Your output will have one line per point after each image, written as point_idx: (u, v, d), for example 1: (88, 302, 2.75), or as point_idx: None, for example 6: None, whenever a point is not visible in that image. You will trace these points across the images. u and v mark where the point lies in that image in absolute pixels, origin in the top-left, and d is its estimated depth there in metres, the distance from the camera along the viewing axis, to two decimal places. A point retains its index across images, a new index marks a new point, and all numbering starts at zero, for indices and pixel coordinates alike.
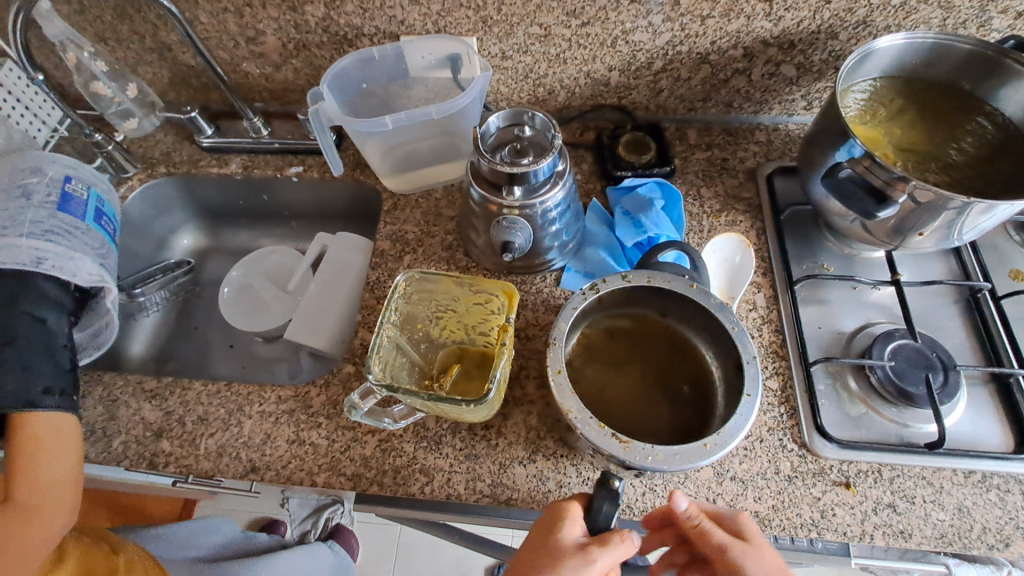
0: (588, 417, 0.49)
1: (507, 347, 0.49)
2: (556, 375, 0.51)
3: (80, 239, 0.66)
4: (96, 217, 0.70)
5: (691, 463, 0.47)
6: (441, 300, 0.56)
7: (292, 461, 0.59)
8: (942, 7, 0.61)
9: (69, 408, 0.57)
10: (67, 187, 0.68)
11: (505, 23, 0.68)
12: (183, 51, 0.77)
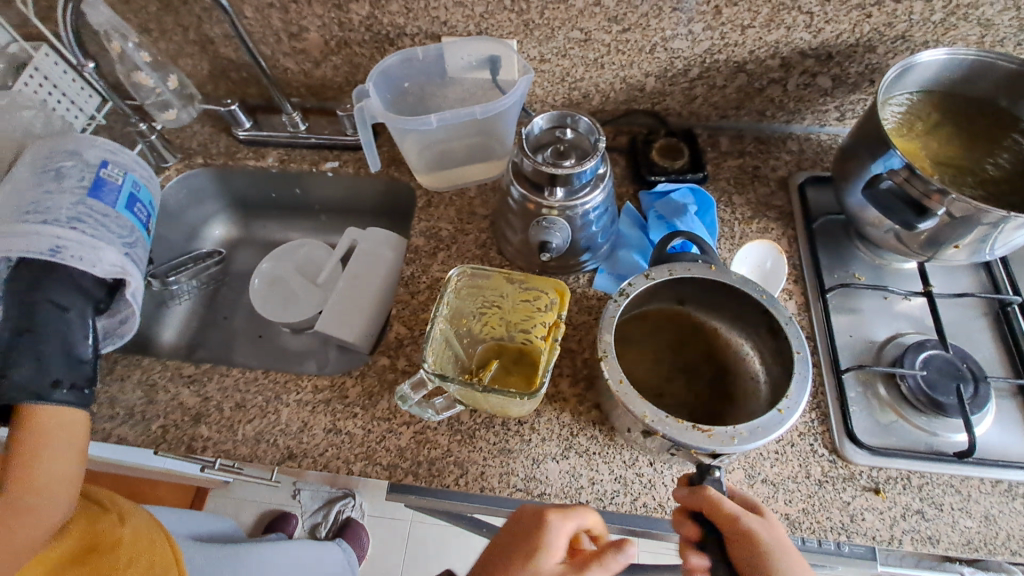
0: (663, 416, 0.47)
1: (556, 344, 0.51)
2: (619, 385, 0.49)
3: (105, 227, 0.64)
4: (127, 204, 0.68)
5: (775, 432, 0.46)
6: (487, 296, 0.57)
7: (328, 449, 0.60)
8: (980, 24, 0.62)
9: (78, 403, 0.57)
10: (101, 171, 0.66)
11: (546, 27, 0.69)
12: (226, 45, 0.78)
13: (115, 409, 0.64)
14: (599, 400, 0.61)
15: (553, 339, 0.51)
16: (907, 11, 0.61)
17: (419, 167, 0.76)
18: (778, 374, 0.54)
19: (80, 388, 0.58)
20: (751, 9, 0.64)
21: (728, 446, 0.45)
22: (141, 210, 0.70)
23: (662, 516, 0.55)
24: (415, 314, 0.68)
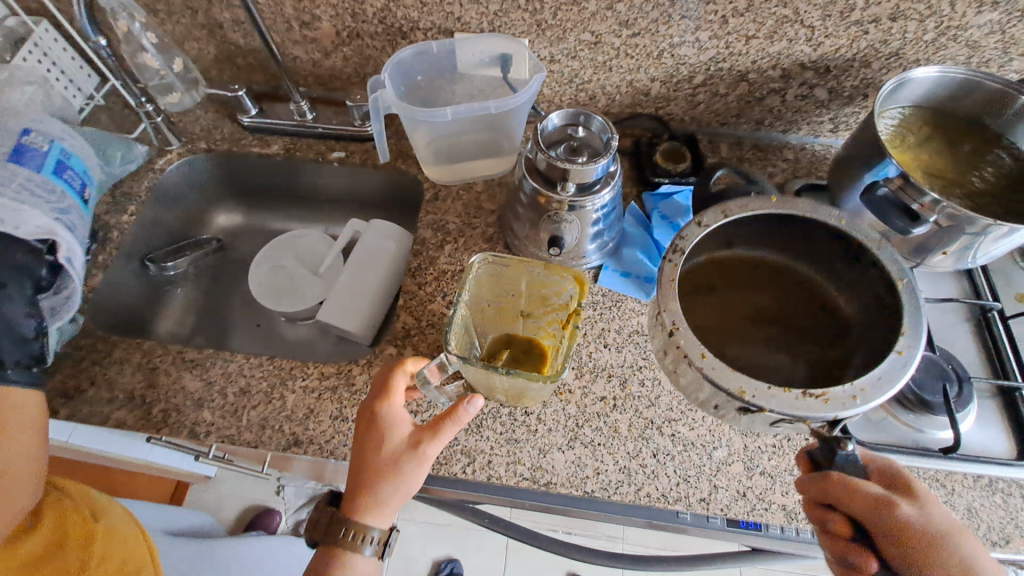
0: (767, 389, 0.46)
1: (576, 330, 0.52)
2: (703, 359, 0.47)
3: (27, 190, 0.62)
4: (56, 170, 0.66)
5: (900, 376, 0.45)
6: (506, 285, 0.58)
7: (335, 436, 0.60)
8: (969, 46, 0.65)
9: (30, 383, 0.52)
10: (24, 138, 0.64)
11: (559, 28, 0.70)
12: (234, 31, 0.78)
13: (113, 393, 0.63)
14: (604, 393, 0.62)
15: (570, 326, 0.53)
16: (902, 30, 0.65)
17: (428, 159, 0.76)
18: (871, 308, 0.53)
19: (27, 365, 0.53)
20: (756, 20, 0.66)
21: (851, 408, 0.44)
22: (74, 176, 0.68)
23: (666, 505, 0.57)
24: (423, 304, 0.68)
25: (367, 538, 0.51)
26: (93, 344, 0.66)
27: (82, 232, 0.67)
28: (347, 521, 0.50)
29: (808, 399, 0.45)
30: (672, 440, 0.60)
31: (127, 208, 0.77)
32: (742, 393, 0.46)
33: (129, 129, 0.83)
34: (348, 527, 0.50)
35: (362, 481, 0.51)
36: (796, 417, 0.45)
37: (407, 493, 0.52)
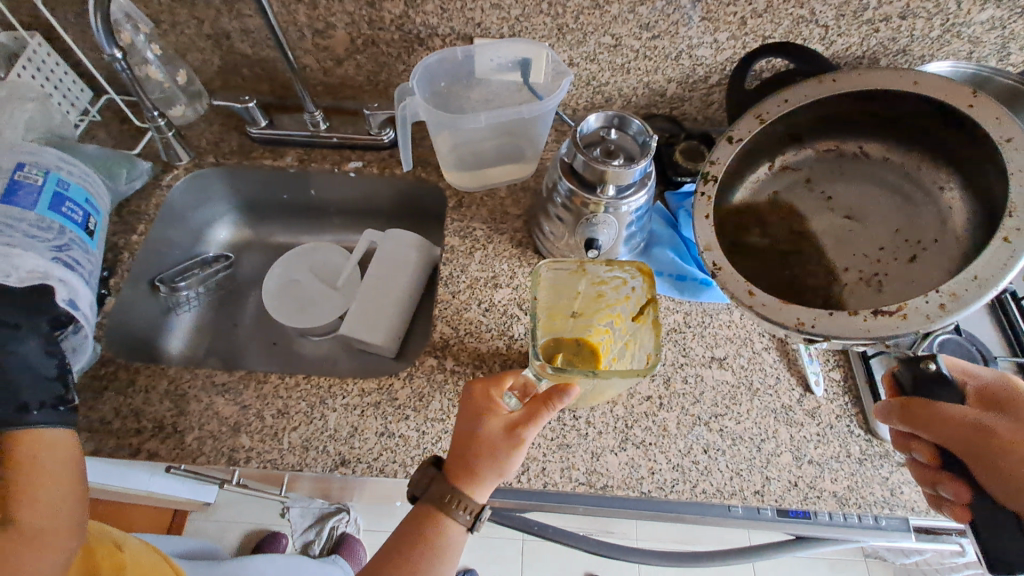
0: (822, 313, 0.45)
1: (655, 321, 0.51)
2: (751, 298, 0.48)
3: (22, 234, 0.53)
4: (52, 204, 0.57)
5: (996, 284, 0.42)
6: (563, 287, 0.57)
7: (383, 453, 0.59)
8: (971, 41, 0.69)
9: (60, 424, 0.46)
10: (17, 174, 0.55)
11: (579, 31, 0.71)
12: (242, 40, 0.75)
13: (141, 423, 0.60)
14: (649, 392, 0.63)
15: (653, 318, 0.51)
16: (910, 28, 0.67)
17: (450, 165, 0.75)
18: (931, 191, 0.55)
19: (52, 405, 0.46)
20: (773, 21, 0.68)
21: (938, 319, 0.42)
22: (75, 209, 0.59)
23: (722, 500, 0.57)
24: (459, 313, 0.67)
25: (467, 506, 0.49)
26: (114, 373, 0.62)
27: (88, 269, 0.59)
28: (449, 486, 0.49)
29: (888, 316, 0.44)
30: (721, 435, 0.61)
31: (136, 228, 0.73)
32: (801, 324, 0.45)
33: (131, 145, 0.79)
34: (450, 493, 0.49)
35: (467, 445, 0.49)
36: (873, 340, 0.43)
37: (510, 466, 0.49)
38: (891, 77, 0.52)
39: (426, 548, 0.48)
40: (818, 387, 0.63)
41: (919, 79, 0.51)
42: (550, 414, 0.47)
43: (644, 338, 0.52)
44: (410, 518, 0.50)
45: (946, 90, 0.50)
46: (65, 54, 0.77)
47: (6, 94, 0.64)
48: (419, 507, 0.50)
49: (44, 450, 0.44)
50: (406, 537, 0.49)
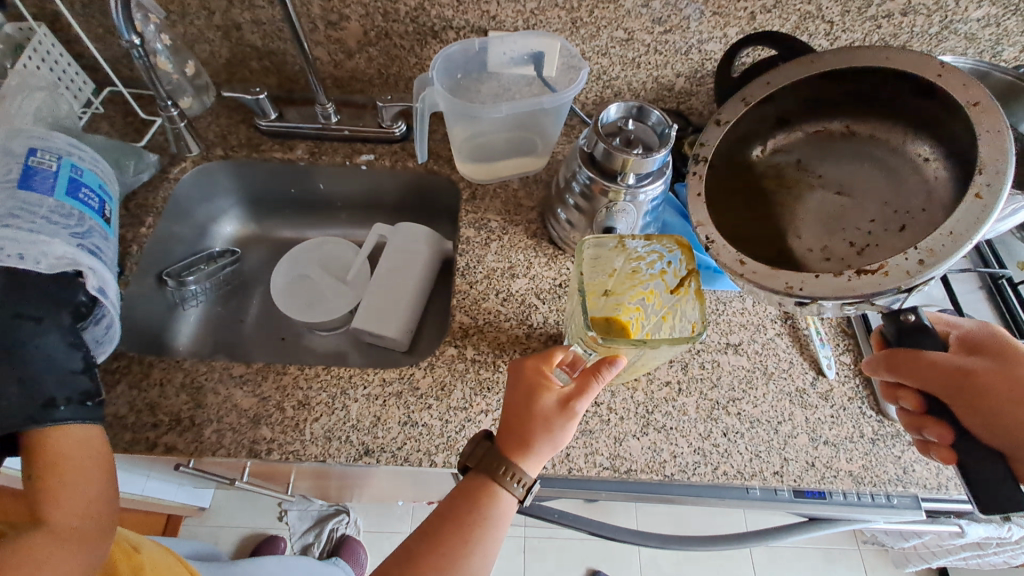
0: (807, 275, 0.45)
1: (697, 289, 0.52)
2: (742, 266, 0.47)
3: (42, 219, 0.52)
4: (68, 190, 0.55)
5: (972, 233, 0.41)
6: (598, 265, 0.57)
7: (407, 442, 0.58)
8: (967, 38, 0.72)
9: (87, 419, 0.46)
10: (31, 159, 0.54)
11: (593, 25, 0.72)
12: (253, 32, 0.75)
13: (157, 417, 0.59)
14: (668, 378, 0.64)
15: (695, 289, 0.52)
16: (911, 24, 0.70)
17: (463, 157, 0.76)
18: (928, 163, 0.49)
19: (79, 400, 0.46)
20: (781, 16, 0.70)
21: (919, 274, 0.41)
22: (91, 195, 0.58)
23: (743, 481, 0.58)
24: (477, 303, 0.67)
25: (520, 478, 0.49)
26: (128, 367, 0.61)
27: (108, 257, 0.58)
28: (500, 459, 0.49)
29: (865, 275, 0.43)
30: (739, 418, 0.62)
31: (144, 221, 0.72)
32: (790, 288, 0.45)
33: (136, 138, 0.78)
34: (502, 467, 0.49)
35: (524, 421, 0.50)
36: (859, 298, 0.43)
37: (562, 439, 0.50)
38: (869, 56, 0.50)
39: (480, 523, 0.48)
40: (830, 370, 0.65)
41: (893, 56, 0.49)
42: (599, 384, 0.49)
43: (687, 308, 0.53)
44: (455, 495, 0.50)
45: (919, 64, 0.48)
46: (69, 44, 0.75)
47: (16, 83, 0.62)
48: (467, 482, 0.50)
49: (69, 449, 0.44)
50: (452, 513, 0.48)
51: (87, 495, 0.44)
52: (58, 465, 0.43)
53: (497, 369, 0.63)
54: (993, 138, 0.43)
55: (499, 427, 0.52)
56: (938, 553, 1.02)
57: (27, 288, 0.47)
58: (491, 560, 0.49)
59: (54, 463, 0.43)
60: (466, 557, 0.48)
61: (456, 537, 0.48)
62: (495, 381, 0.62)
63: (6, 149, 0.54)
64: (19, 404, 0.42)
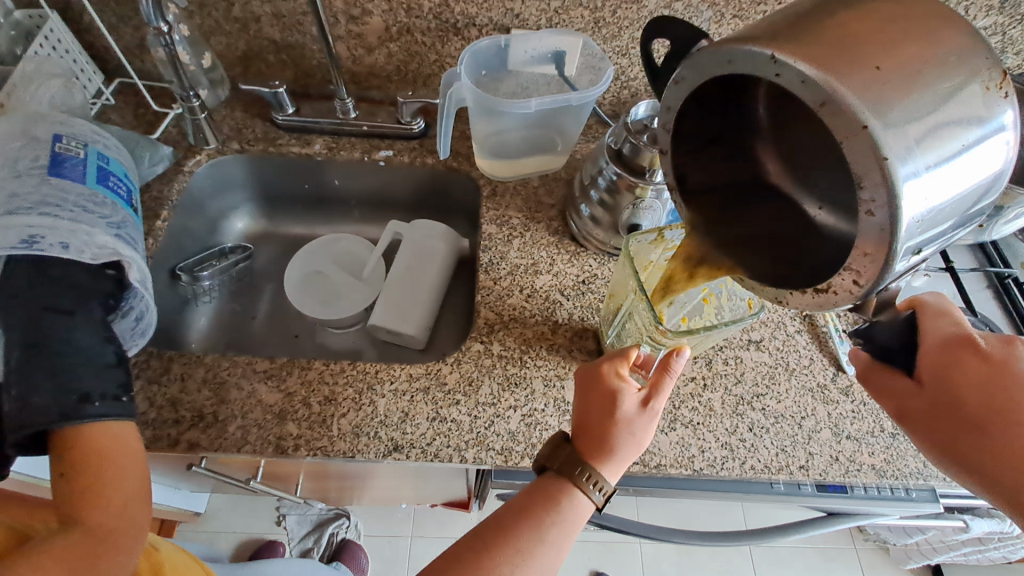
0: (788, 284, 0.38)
1: None
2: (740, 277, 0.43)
3: (76, 208, 0.51)
4: (99, 177, 0.55)
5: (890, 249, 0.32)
6: (637, 262, 0.59)
7: (436, 437, 0.58)
8: None
9: (123, 415, 0.45)
10: (56, 146, 0.53)
11: (615, 26, 0.73)
12: (272, 25, 0.74)
13: (179, 413, 0.57)
14: (693, 374, 0.64)
15: None
16: None
17: (484, 153, 0.75)
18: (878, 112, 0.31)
19: (115, 396, 0.45)
20: None
21: (865, 289, 0.34)
22: (118, 183, 0.57)
23: (770, 475, 0.59)
24: (501, 299, 0.67)
25: (599, 485, 0.49)
26: (146, 362, 0.59)
27: (140, 248, 0.57)
28: (581, 462, 0.49)
29: (816, 298, 0.36)
30: (764, 413, 0.62)
31: (158, 214, 0.71)
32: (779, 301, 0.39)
33: (149, 131, 0.76)
34: (581, 470, 0.48)
35: (600, 423, 0.50)
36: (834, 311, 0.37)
37: (642, 443, 0.51)
38: (710, 63, 0.36)
39: (555, 524, 0.47)
40: (849, 365, 0.66)
41: (734, 57, 0.34)
42: (671, 381, 0.50)
43: (736, 287, 0.57)
44: (530, 491, 0.49)
45: (752, 61, 0.33)
46: (80, 34, 0.73)
47: (33, 70, 0.61)
48: (543, 481, 0.50)
49: (104, 444, 0.43)
50: (521, 508, 0.48)
51: (121, 492, 0.42)
52: (93, 461, 0.42)
53: (523, 365, 0.63)
54: (857, 143, 0.30)
55: (575, 432, 0.52)
56: (938, 549, 1.05)
57: (60, 282, 0.47)
58: (556, 564, 0.48)
59: (88, 458, 0.41)
60: (536, 556, 0.47)
61: (530, 532, 0.47)
62: (523, 376, 0.62)
63: (29, 134, 0.52)
64: (53, 398, 0.42)
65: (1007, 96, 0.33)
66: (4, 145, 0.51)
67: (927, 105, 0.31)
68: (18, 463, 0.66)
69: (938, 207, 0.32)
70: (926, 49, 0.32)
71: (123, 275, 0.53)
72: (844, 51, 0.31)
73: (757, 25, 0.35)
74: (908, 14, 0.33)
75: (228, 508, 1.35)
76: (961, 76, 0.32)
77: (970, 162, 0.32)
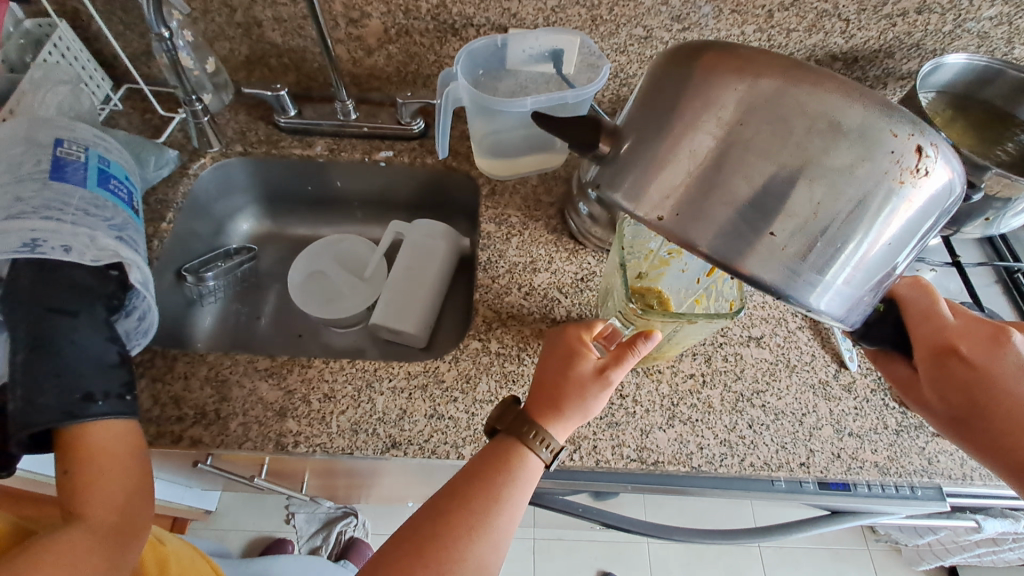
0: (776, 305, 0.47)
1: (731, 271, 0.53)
2: None
3: (77, 211, 0.52)
4: (99, 181, 0.56)
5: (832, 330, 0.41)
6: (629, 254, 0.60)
7: (434, 434, 0.58)
8: (978, 37, 0.73)
9: (122, 412, 0.46)
10: (58, 150, 0.54)
11: (612, 23, 0.73)
12: (273, 30, 0.75)
13: (181, 410, 0.58)
14: (692, 370, 0.64)
15: None
16: (925, 22, 0.71)
17: (482, 152, 0.76)
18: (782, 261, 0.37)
19: (118, 395, 0.46)
20: (798, 15, 0.71)
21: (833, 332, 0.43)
22: (120, 186, 0.59)
23: (770, 473, 0.59)
24: (499, 297, 0.67)
25: (547, 442, 0.50)
26: (150, 361, 0.61)
27: (141, 249, 0.59)
28: (529, 422, 0.50)
29: None
30: (764, 410, 0.62)
31: (164, 217, 0.72)
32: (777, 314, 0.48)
33: (155, 136, 0.78)
34: (531, 429, 0.50)
35: (556, 388, 0.51)
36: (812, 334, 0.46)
37: (592, 409, 0.51)
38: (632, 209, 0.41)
39: (508, 480, 0.48)
40: (852, 362, 0.66)
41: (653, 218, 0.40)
42: (635, 357, 0.50)
43: (724, 287, 0.56)
44: (482, 454, 0.50)
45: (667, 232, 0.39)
46: (87, 42, 0.75)
47: (40, 77, 0.62)
48: (494, 442, 0.51)
49: (102, 442, 0.44)
50: (473, 471, 0.49)
51: (123, 490, 0.43)
52: (92, 457, 0.42)
53: (520, 362, 0.63)
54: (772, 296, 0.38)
55: (529, 395, 0.53)
56: (951, 550, 1.03)
57: (63, 284, 0.49)
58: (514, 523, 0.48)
59: (92, 456, 0.42)
60: (493, 516, 0.47)
61: (483, 493, 0.47)
62: (521, 373, 0.62)
63: (33, 139, 0.54)
64: (56, 398, 0.43)
65: (919, 180, 0.36)
66: (8, 150, 0.52)
67: (833, 248, 0.37)
68: (27, 461, 0.68)
69: (865, 291, 0.40)
70: (816, 182, 0.35)
71: (125, 275, 0.55)
72: (735, 225, 0.37)
73: (657, 176, 0.39)
74: (794, 139, 0.35)
75: (238, 506, 1.37)
76: (860, 194, 0.35)
77: (887, 252, 0.38)
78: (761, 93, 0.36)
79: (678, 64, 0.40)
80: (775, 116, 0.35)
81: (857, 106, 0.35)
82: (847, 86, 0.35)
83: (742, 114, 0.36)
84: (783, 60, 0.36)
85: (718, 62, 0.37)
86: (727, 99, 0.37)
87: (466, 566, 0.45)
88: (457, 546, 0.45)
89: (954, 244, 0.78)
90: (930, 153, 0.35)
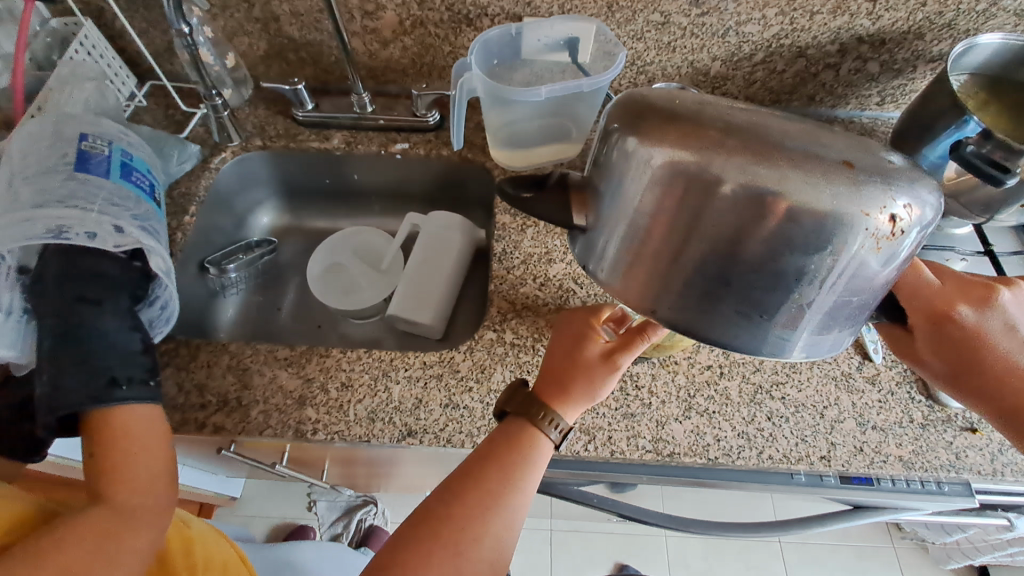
0: None
1: None
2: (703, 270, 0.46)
3: (103, 201, 0.54)
4: (122, 173, 0.58)
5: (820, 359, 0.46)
6: None
7: (450, 423, 0.59)
8: (1016, 14, 0.70)
9: (148, 398, 0.47)
10: (83, 144, 0.56)
11: (629, 9, 0.72)
12: (290, 23, 0.76)
13: (205, 398, 0.60)
14: (710, 362, 0.63)
15: None
16: (957, 1, 0.68)
17: (498, 143, 0.76)
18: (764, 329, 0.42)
19: (142, 380, 0.48)
20: None
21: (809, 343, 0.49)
22: (142, 178, 0.60)
23: (790, 465, 0.58)
24: (515, 288, 0.67)
25: (557, 424, 0.50)
26: (175, 349, 0.62)
27: (163, 240, 0.61)
28: (540, 404, 0.50)
29: None
30: (784, 402, 0.61)
31: (187, 210, 0.74)
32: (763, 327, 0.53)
33: (178, 130, 0.80)
34: (540, 411, 0.50)
35: (567, 363, 0.52)
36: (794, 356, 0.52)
37: (601, 393, 0.52)
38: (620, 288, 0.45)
39: (522, 465, 0.48)
40: (877, 354, 0.64)
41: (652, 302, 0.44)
42: (646, 343, 0.51)
43: None
44: (493, 436, 0.50)
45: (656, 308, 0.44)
46: (113, 39, 0.78)
47: (67, 73, 0.64)
48: (504, 424, 0.51)
49: (127, 426, 0.45)
50: (488, 453, 0.49)
51: (146, 474, 0.44)
52: (119, 440, 0.44)
53: (536, 352, 0.63)
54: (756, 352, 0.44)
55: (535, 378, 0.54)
56: (982, 549, 1.00)
57: (91, 272, 0.51)
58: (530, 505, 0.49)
59: (115, 440, 0.44)
60: (511, 500, 0.47)
61: (498, 477, 0.47)
62: (535, 364, 0.62)
63: (59, 134, 0.56)
64: (83, 384, 0.44)
65: (890, 241, 0.38)
66: (35, 145, 0.54)
67: (812, 314, 0.41)
68: (57, 446, 0.71)
69: (844, 334, 0.44)
70: (795, 267, 0.39)
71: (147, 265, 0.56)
72: (719, 308, 0.42)
73: (641, 264, 0.43)
74: (769, 232, 0.38)
75: (261, 494, 1.41)
76: (833, 268, 0.39)
77: (859, 301, 0.42)
78: (728, 189, 0.38)
79: (645, 136, 0.40)
80: (749, 210, 0.38)
81: (826, 193, 0.36)
82: (811, 169, 0.36)
83: (714, 208, 0.38)
84: (744, 145, 0.37)
85: (678, 145, 0.38)
86: (696, 193, 0.39)
87: (481, 544, 0.45)
88: (472, 527, 0.45)
89: (988, 233, 0.75)
90: (901, 215, 0.37)
